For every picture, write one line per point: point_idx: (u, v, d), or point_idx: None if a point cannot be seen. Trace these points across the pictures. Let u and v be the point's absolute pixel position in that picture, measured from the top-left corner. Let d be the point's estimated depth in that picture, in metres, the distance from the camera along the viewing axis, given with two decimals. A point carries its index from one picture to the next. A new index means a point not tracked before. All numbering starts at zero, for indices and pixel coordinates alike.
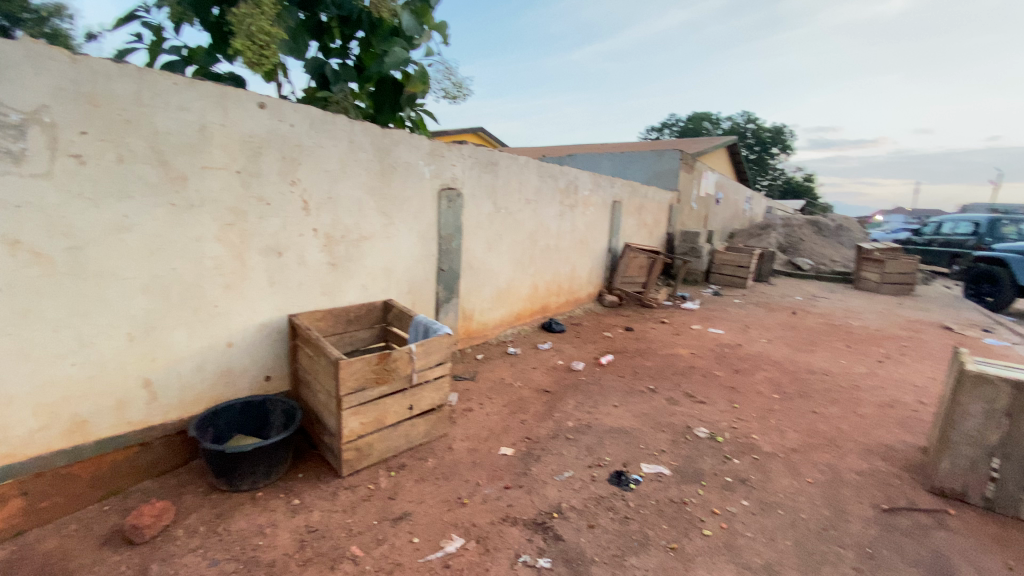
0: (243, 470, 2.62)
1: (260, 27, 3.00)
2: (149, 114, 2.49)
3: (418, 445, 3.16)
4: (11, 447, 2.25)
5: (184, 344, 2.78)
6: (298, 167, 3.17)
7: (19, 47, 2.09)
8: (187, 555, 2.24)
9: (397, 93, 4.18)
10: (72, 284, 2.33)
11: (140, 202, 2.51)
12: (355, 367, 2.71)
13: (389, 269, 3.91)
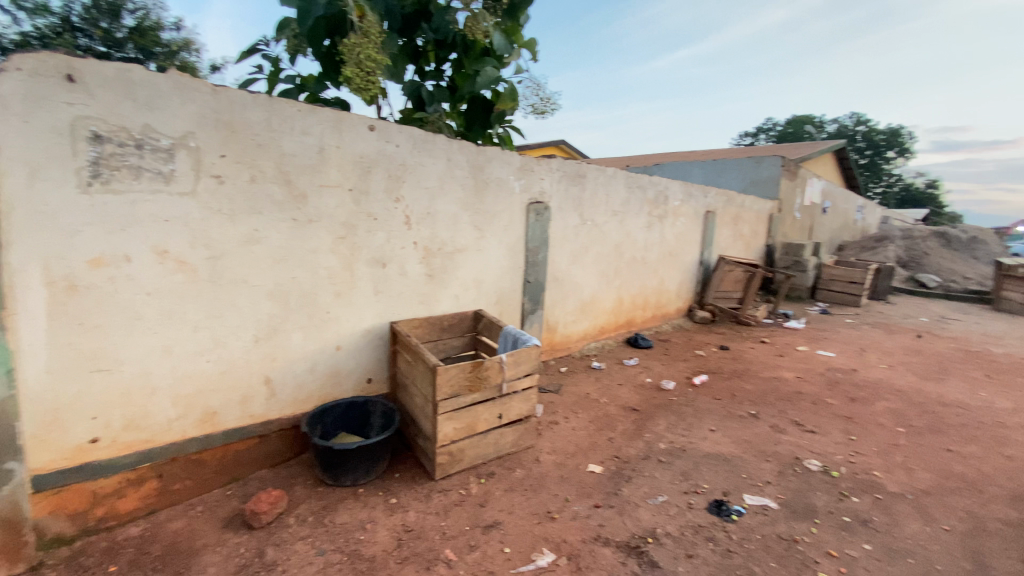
0: (346, 466, 2.81)
1: (367, 55, 3.22)
2: (277, 139, 2.78)
3: (506, 455, 3.19)
4: (160, 430, 2.59)
5: (299, 346, 3.04)
6: (401, 184, 3.37)
7: (169, 81, 2.42)
8: (297, 543, 2.43)
9: (488, 110, 4.32)
10: (211, 289, 2.65)
11: (267, 218, 2.80)
12: (450, 374, 2.81)
13: (480, 281, 4.02)
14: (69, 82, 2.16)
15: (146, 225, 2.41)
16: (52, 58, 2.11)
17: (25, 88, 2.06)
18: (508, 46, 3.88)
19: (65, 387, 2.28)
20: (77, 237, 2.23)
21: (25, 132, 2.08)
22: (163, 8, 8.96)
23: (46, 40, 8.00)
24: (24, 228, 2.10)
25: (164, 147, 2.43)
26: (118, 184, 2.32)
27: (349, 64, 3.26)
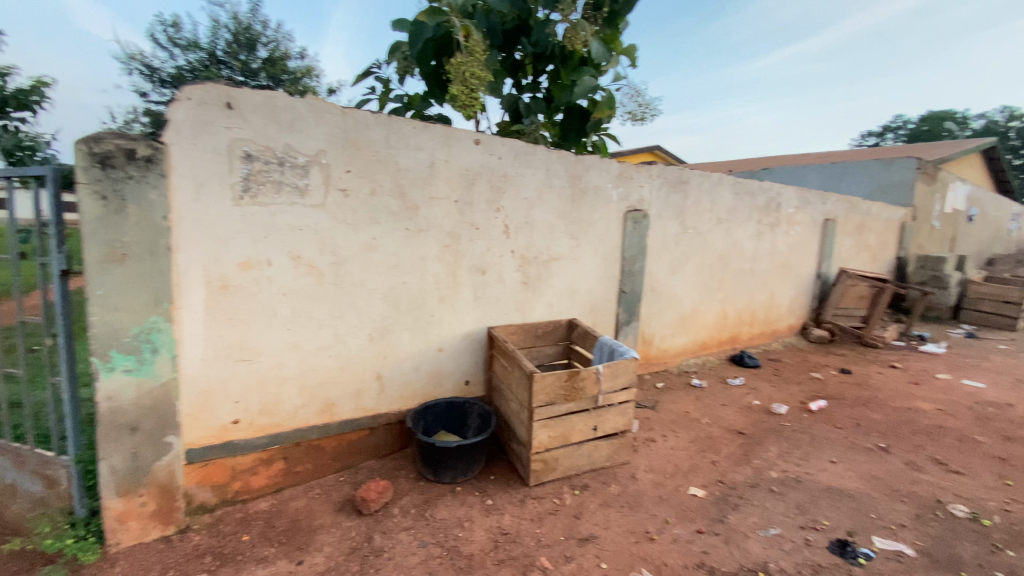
0: (446, 464, 2.93)
1: (472, 71, 3.38)
2: (394, 154, 3.00)
3: (601, 468, 3.14)
4: (288, 417, 2.88)
5: (406, 347, 3.23)
6: (502, 195, 3.47)
7: (308, 106, 2.72)
8: (401, 533, 2.57)
9: (584, 119, 4.31)
10: (333, 291, 2.91)
11: (382, 227, 3.02)
12: (547, 381, 2.83)
13: (575, 289, 4.00)
14: (229, 110, 2.50)
15: (285, 234, 2.72)
16: (217, 91, 2.46)
17: (197, 116, 2.42)
18: (606, 54, 3.84)
19: (216, 373, 2.63)
20: (230, 243, 2.57)
21: (196, 154, 2.44)
22: (291, 39, 10.09)
23: (201, 75, 9.35)
24: (192, 235, 2.47)
25: (300, 164, 2.72)
26: (264, 197, 2.64)
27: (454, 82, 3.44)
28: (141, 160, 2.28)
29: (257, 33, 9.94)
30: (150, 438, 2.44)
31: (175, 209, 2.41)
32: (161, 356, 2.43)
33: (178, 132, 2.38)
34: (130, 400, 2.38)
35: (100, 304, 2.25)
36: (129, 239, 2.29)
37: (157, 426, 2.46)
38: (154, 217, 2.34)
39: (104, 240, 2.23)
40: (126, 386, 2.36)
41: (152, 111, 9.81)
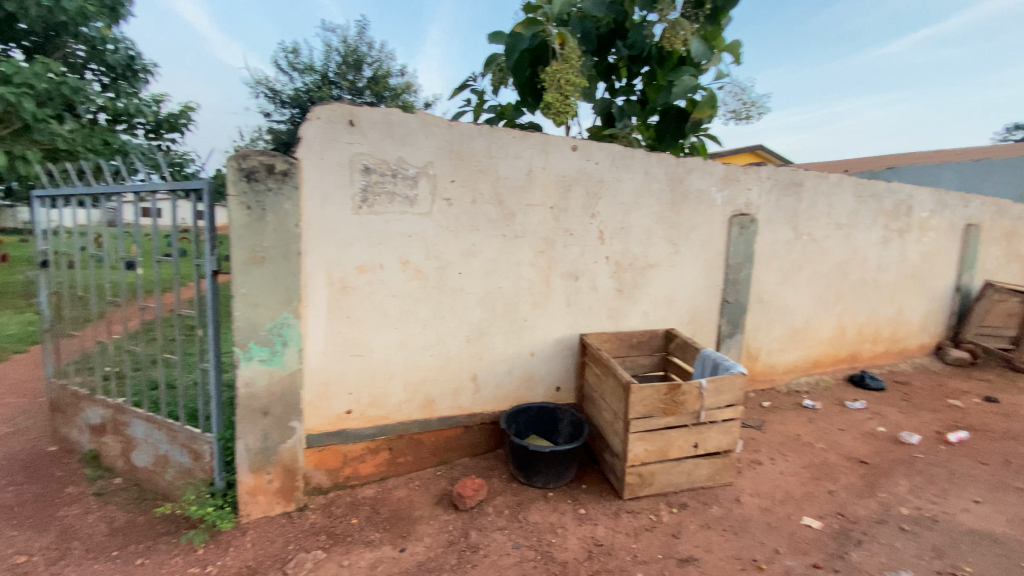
0: (538, 468, 2.96)
1: (567, 78, 3.36)
2: (495, 163, 3.10)
3: (700, 487, 3.00)
4: (392, 410, 3.07)
5: (501, 349, 3.31)
6: (599, 200, 3.44)
7: (418, 120, 2.89)
8: (496, 532, 2.64)
9: (682, 121, 4.15)
10: (436, 294, 3.06)
11: (482, 234, 3.13)
12: (644, 393, 2.76)
13: (672, 297, 3.85)
14: (351, 127, 2.74)
15: (395, 240, 2.91)
16: (341, 110, 2.70)
17: (324, 134, 2.68)
18: (707, 52, 3.66)
19: (333, 366, 2.87)
20: (349, 248, 2.81)
21: (323, 168, 2.70)
22: (393, 58, 10.82)
23: (316, 95, 10.32)
24: (317, 241, 2.73)
25: (410, 174, 2.90)
26: (378, 206, 2.85)
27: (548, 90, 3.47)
28: (279, 174, 2.57)
29: (363, 54, 10.78)
30: (278, 422, 2.72)
31: (304, 218, 2.68)
32: (289, 348, 2.71)
33: (308, 149, 2.65)
34: (263, 386, 2.67)
35: (243, 301, 2.57)
36: (267, 244, 2.59)
37: (284, 412, 2.74)
38: (288, 225, 2.62)
39: (248, 245, 2.54)
40: (260, 373, 2.65)
41: (275, 130, 10.99)
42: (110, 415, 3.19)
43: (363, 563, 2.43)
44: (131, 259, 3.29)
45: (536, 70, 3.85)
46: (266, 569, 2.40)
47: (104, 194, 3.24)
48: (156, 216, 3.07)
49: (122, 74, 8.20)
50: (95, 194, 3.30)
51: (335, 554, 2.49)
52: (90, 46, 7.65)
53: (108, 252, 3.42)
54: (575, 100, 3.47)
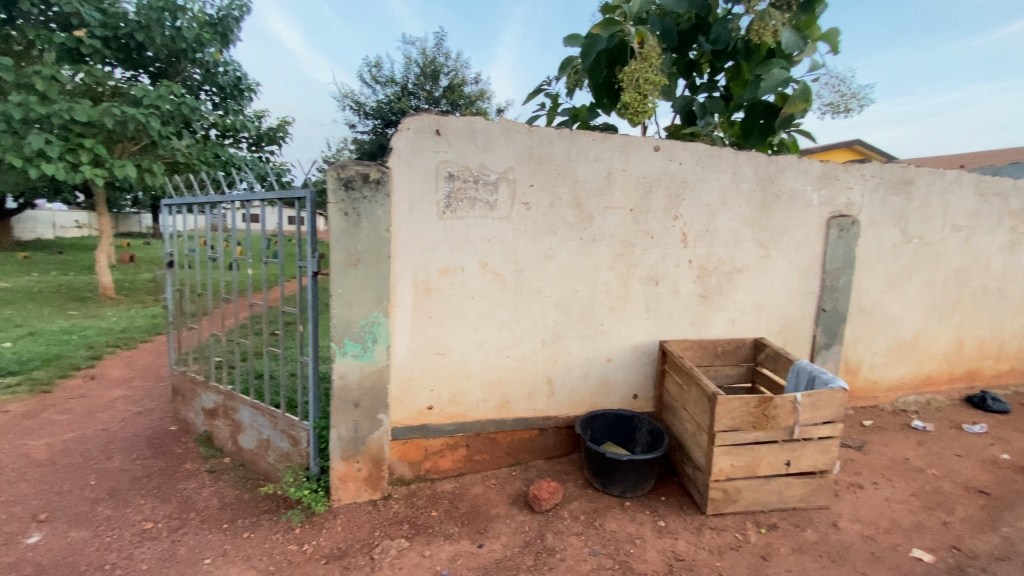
0: (616, 477, 2.91)
1: (646, 77, 3.20)
2: (574, 166, 3.09)
3: (791, 508, 2.83)
4: (471, 408, 3.15)
5: (577, 353, 3.29)
6: (681, 202, 3.33)
7: (500, 126, 2.95)
8: (572, 537, 2.63)
9: (771, 116, 3.88)
10: (514, 297, 3.11)
11: (561, 237, 3.14)
12: (732, 406, 2.65)
13: (760, 304, 3.63)
14: (437, 136, 2.86)
15: (476, 243, 2.99)
16: (429, 120, 2.82)
17: (413, 144, 2.82)
18: (800, 42, 3.35)
19: (417, 364, 3.00)
20: (433, 251, 2.92)
21: (411, 175, 2.84)
22: (468, 66, 11.14)
23: (396, 106, 10.85)
24: (404, 244, 2.87)
25: (491, 180, 2.97)
26: (461, 211, 2.94)
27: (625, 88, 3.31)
28: (372, 182, 2.74)
29: (440, 64, 11.19)
30: (367, 414, 2.89)
31: (394, 223, 2.84)
32: (379, 345, 2.87)
33: (398, 158, 2.80)
34: (354, 379, 2.85)
35: (339, 300, 2.75)
36: (361, 248, 2.76)
37: (372, 404, 2.90)
38: (379, 230, 2.78)
39: (344, 248, 2.72)
40: (352, 367, 2.83)
41: (358, 140, 11.68)
42: (221, 400, 3.54)
43: (443, 555, 2.52)
44: (236, 261, 3.63)
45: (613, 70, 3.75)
46: (355, 553, 2.55)
47: (213, 202, 3.60)
48: (260, 222, 3.36)
49: (230, 94, 9.08)
50: (206, 202, 3.67)
51: (417, 544, 2.60)
52: (204, 70, 8.54)
53: (217, 254, 3.80)
54: (654, 99, 3.29)
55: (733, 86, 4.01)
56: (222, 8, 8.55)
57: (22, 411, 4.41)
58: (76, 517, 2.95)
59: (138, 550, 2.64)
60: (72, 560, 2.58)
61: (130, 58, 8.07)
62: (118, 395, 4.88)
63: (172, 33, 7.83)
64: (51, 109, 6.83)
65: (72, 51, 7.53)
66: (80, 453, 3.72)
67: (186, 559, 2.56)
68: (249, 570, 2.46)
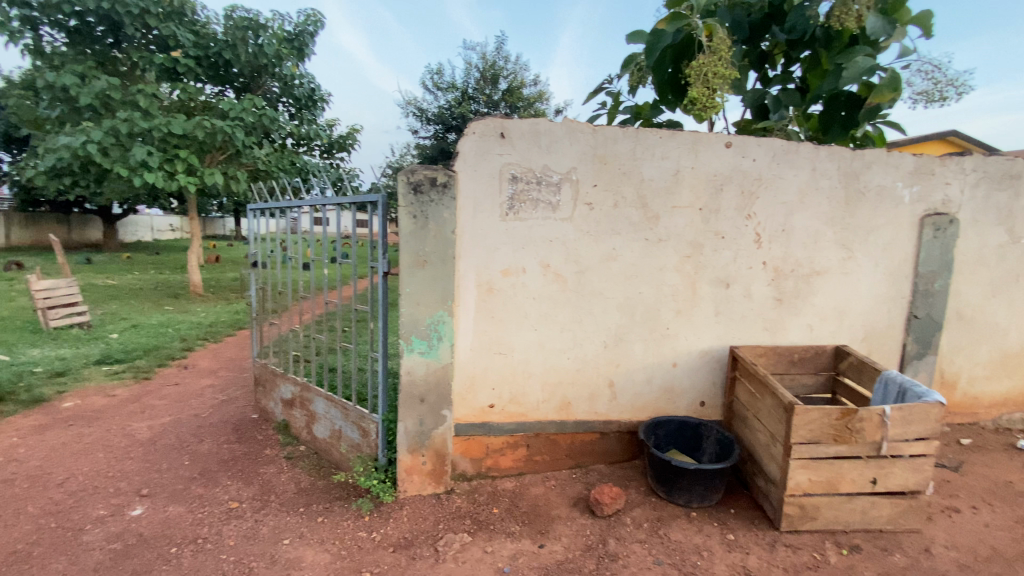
0: (681, 485, 2.81)
1: (714, 69, 2.92)
2: (640, 165, 3.03)
3: (876, 529, 2.63)
4: (531, 409, 3.15)
5: (640, 357, 3.21)
6: (755, 201, 3.18)
7: (564, 126, 2.94)
8: (635, 544, 2.58)
9: (854, 108, 3.50)
10: (576, 298, 3.09)
11: (625, 238, 3.08)
12: (811, 417, 2.50)
13: (842, 309, 3.39)
14: (502, 138, 2.90)
15: (538, 244, 3.00)
16: (494, 123, 2.87)
17: (478, 146, 2.87)
18: (888, 26, 3.12)
19: (479, 362, 3.05)
20: (497, 252, 2.96)
21: (477, 178, 2.89)
22: (527, 69, 11.21)
23: (456, 110, 11.10)
24: (469, 246, 2.93)
25: (555, 181, 2.97)
26: (524, 213, 2.96)
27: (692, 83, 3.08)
28: (440, 185, 2.82)
29: (500, 68, 11.34)
30: (432, 410, 2.98)
31: (459, 224, 2.91)
32: (444, 343, 2.95)
33: (464, 161, 2.87)
34: (420, 375, 2.94)
35: (407, 299, 2.86)
36: (428, 249, 2.85)
37: (437, 401, 2.98)
38: (445, 232, 2.86)
39: (412, 249, 2.82)
40: (419, 364, 2.93)
41: (421, 145, 12.06)
42: (298, 391, 3.77)
43: (505, 553, 2.54)
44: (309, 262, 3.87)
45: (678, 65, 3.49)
46: (420, 544, 2.63)
47: (288, 207, 3.85)
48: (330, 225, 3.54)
49: (305, 104, 9.65)
50: (282, 207, 3.93)
51: (480, 539, 2.65)
52: (283, 83, 9.14)
53: (292, 255, 4.06)
54: (723, 94, 3.00)
55: (810, 77, 3.76)
56: (298, 24, 9.12)
57: (127, 396, 4.90)
58: (173, 493, 3.24)
59: (225, 527, 2.87)
60: (170, 532, 2.84)
61: (219, 74, 8.75)
62: (206, 384, 5.32)
63: (255, 50, 8.45)
64: (152, 123, 7.54)
65: (170, 71, 8.27)
66: (175, 436, 4.08)
67: (266, 538, 2.75)
68: (323, 553, 2.60)
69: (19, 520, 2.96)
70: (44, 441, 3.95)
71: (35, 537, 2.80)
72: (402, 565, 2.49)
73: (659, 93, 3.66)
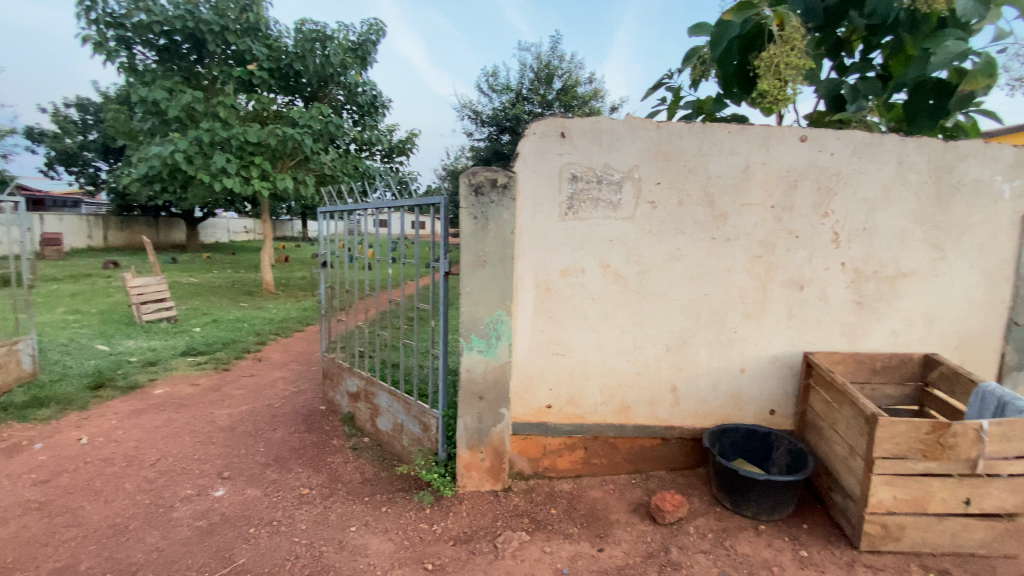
0: (749, 496, 2.69)
1: (788, 60, 2.64)
2: (706, 162, 2.93)
3: (968, 554, 2.44)
4: (590, 411, 3.11)
5: (705, 361, 3.10)
6: (833, 197, 2.99)
7: (626, 124, 2.89)
8: (699, 554, 2.50)
9: (944, 94, 3.06)
10: (637, 299, 3.03)
11: (690, 237, 2.99)
12: (897, 430, 2.33)
13: (932, 315, 3.12)
14: (563, 138, 2.89)
15: (599, 244, 2.97)
16: (555, 123, 2.87)
17: (538, 147, 2.88)
18: (982, 6, 2.74)
19: (537, 362, 3.05)
20: (556, 253, 2.96)
21: (536, 178, 2.90)
22: (582, 68, 11.14)
23: (511, 111, 11.19)
24: (528, 246, 2.94)
25: (616, 180, 2.92)
26: (584, 212, 2.94)
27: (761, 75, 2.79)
28: (500, 187, 2.85)
29: (554, 68, 11.32)
30: (490, 407, 3.01)
31: (518, 225, 2.92)
32: (502, 342, 2.98)
33: (524, 162, 2.88)
34: (479, 373, 2.98)
35: (467, 299, 2.91)
36: (488, 249, 2.89)
37: (495, 399, 3.01)
38: (504, 232, 2.89)
39: (472, 250, 2.87)
40: (478, 362, 2.97)
41: (475, 147, 12.25)
42: (363, 385, 3.92)
43: (563, 554, 2.54)
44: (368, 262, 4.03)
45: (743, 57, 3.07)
46: (479, 539, 2.68)
47: (350, 209, 4.02)
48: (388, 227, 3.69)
49: (367, 111, 10.04)
50: (345, 209, 4.13)
51: (538, 539, 2.65)
52: (347, 91, 9.57)
53: (353, 255, 4.23)
54: (796, 86, 2.72)
55: (892, 64, 3.38)
56: (361, 34, 9.50)
57: (209, 385, 5.30)
58: (250, 477, 3.48)
59: (297, 511, 3.04)
60: (248, 513, 3.04)
61: (289, 85, 9.26)
62: (278, 376, 5.66)
63: (322, 61, 8.89)
64: (230, 133, 8.12)
65: (246, 83, 8.86)
66: (252, 423, 4.37)
67: (334, 524, 2.89)
68: (387, 541, 2.70)
69: (120, 495, 3.27)
70: (139, 424, 4.34)
71: (133, 511, 3.08)
72: (462, 558, 2.54)
73: (723, 88, 3.29)
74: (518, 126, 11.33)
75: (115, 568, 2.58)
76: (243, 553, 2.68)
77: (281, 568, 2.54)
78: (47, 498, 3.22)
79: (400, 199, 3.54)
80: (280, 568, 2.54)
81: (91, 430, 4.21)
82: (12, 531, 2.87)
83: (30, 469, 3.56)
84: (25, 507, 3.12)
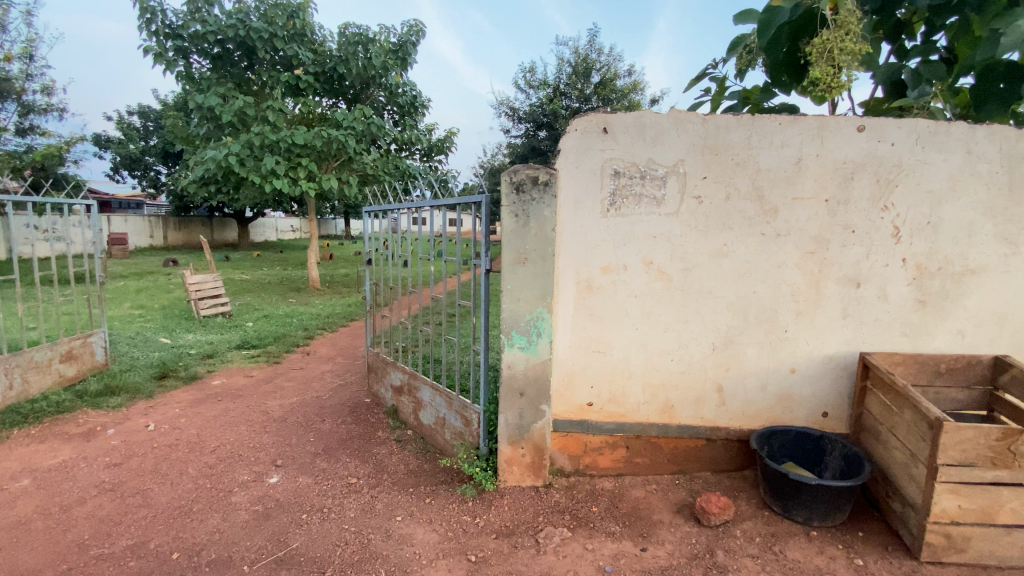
0: (799, 501, 2.60)
1: (843, 46, 2.44)
2: (756, 155, 2.84)
3: None
4: (632, 410, 3.08)
5: (754, 361, 3.01)
6: (894, 189, 2.83)
7: (670, 118, 2.84)
8: (747, 558, 2.45)
9: (1018, 77, 2.64)
10: (680, 297, 2.97)
11: (737, 233, 2.90)
12: (963, 436, 2.21)
13: (1003, 314, 2.91)
14: (605, 133, 2.86)
15: (642, 241, 2.93)
16: (597, 119, 2.84)
17: (581, 143, 2.86)
18: None
19: (578, 360, 3.05)
20: (598, 249, 2.94)
21: (578, 175, 2.89)
22: (621, 61, 11.01)
23: (548, 107, 11.17)
24: (569, 243, 2.93)
25: (660, 175, 2.87)
26: (626, 209, 2.90)
27: (812, 63, 2.60)
28: (541, 184, 2.85)
29: (593, 61, 11.21)
30: (531, 404, 3.03)
31: (560, 222, 2.92)
32: (543, 339, 2.98)
33: (566, 159, 2.87)
34: (520, 370, 3.00)
35: (508, 296, 2.94)
36: (529, 247, 2.90)
37: (536, 395, 3.03)
38: (545, 230, 2.89)
39: (514, 248, 2.89)
40: (519, 358, 2.99)
41: (512, 144, 12.32)
42: (406, 379, 4.03)
43: (606, 552, 2.54)
44: (409, 259, 4.09)
45: (795, 43, 2.87)
46: (522, 533, 2.71)
47: (392, 208, 4.08)
48: (422, 224, 3.78)
49: (407, 111, 10.22)
50: (385, 209, 4.24)
51: (580, 536, 2.66)
52: (388, 92, 9.79)
53: (394, 253, 4.32)
54: (853, 73, 2.51)
55: (957, 46, 2.97)
56: (402, 35, 9.66)
57: (262, 377, 5.57)
58: (302, 465, 3.64)
59: (346, 500, 3.15)
60: (301, 500, 3.19)
61: (333, 88, 9.54)
62: (326, 369, 5.88)
63: (365, 63, 9.11)
64: (279, 136, 8.46)
65: (294, 87, 9.18)
66: (302, 414, 4.57)
67: (381, 513, 2.99)
68: (431, 532, 2.77)
69: (184, 479, 3.49)
70: (200, 413, 4.61)
71: (196, 495, 3.29)
72: (505, 551, 2.58)
73: (771, 76, 3.08)
74: (556, 121, 11.29)
75: (182, 546, 2.76)
76: (297, 537, 2.81)
77: (332, 553, 2.65)
78: (120, 480, 3.47)
79: (435, 197, 3.63)
80: (331, 553, 2.65)
81: (157, 417, 4.50)
82: (90, 510, 3.12)
83: (105, 453, 3.85)
84: (101, 488, 3.38)
